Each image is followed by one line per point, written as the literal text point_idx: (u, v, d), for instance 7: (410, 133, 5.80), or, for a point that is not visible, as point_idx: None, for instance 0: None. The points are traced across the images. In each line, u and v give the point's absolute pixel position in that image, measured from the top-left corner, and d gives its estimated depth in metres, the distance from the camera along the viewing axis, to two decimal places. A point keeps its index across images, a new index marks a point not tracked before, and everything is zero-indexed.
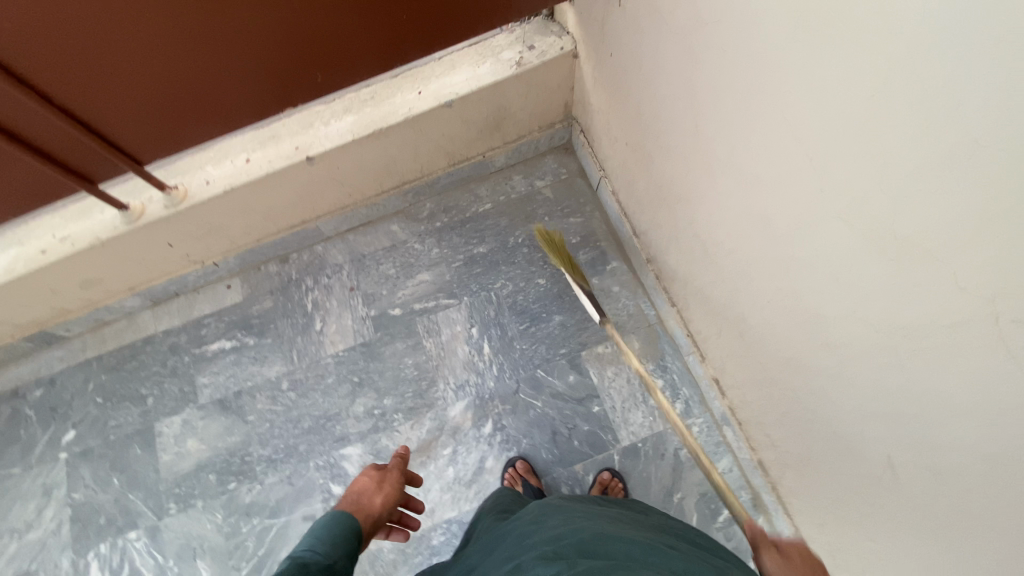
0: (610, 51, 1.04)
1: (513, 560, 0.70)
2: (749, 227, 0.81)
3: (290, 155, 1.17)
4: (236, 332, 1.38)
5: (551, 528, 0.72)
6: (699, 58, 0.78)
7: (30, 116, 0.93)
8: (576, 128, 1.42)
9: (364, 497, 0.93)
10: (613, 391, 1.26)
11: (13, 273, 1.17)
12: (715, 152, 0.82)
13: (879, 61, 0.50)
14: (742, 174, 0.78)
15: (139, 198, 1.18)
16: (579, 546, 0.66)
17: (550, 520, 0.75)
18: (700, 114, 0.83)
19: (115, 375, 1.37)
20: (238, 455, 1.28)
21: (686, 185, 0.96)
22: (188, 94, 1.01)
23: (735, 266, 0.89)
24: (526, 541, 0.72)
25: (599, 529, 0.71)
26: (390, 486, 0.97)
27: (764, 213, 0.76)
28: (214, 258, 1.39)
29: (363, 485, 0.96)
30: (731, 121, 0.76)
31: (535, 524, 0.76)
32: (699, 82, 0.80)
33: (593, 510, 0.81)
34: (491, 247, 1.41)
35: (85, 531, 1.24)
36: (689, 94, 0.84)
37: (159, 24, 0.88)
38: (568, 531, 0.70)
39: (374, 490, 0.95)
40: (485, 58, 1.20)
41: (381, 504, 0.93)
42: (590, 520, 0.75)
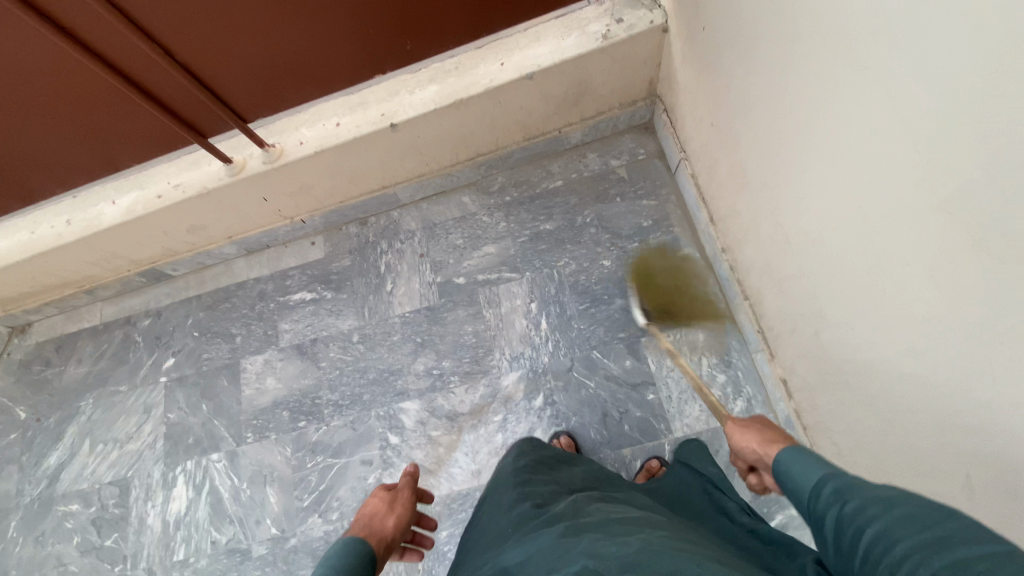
0: (703, 25, 0.99)
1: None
2: (838, 217, 0.76)
3: (375, 121, 1.22)
4: (316, 286, 1.49)
5: (589, 541, 0.59)
6: (798, 34, 0.73)
7: (156, 71, 1.04)
8: (659, 108, 1.37)
9: (376, 519, 0.88)
10: (671, 379, 1.24)
11: (132, 213, 1.31)
12: (807, 135, 0.78)
13: (997, 35, 0.45)
14: (834, 158, 0.73)
15: (241, 154, 1.28)
16: (629, 565, 0.53)
17: (589, 534, 0.61)
18: (795, 95, 0.78)
19: (210, 314, 1.53)
20: (309, 397, 1.39)
21: (772, 171, 0.91)
22: (289, 57, 1.09)
23: (820, 259, 0.84)
24: (569, 556, 0.58)
25: (656, 542, 0.58)
26: (401, 507, 0.92)
27: (856, 203, 0.71)
28: (302, 215, 1.50)
29: (374, 507, 0.91)
30: (828, 102, 0.71)
31: (574, 536, 0.61)
32: (796, 59, 0.75)
33: (636, 516, 0.66)
34: (558, 225, 1.41)
35: (175, 448, 1.41)
36: (784, 73, 0.79)
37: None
38: (613, 544, 0.58)
39: (386, 511, 0.90)
40: (570, 31, 1.19)
41: (393, 527, 0.88)
42: (644, 532, 0.60)
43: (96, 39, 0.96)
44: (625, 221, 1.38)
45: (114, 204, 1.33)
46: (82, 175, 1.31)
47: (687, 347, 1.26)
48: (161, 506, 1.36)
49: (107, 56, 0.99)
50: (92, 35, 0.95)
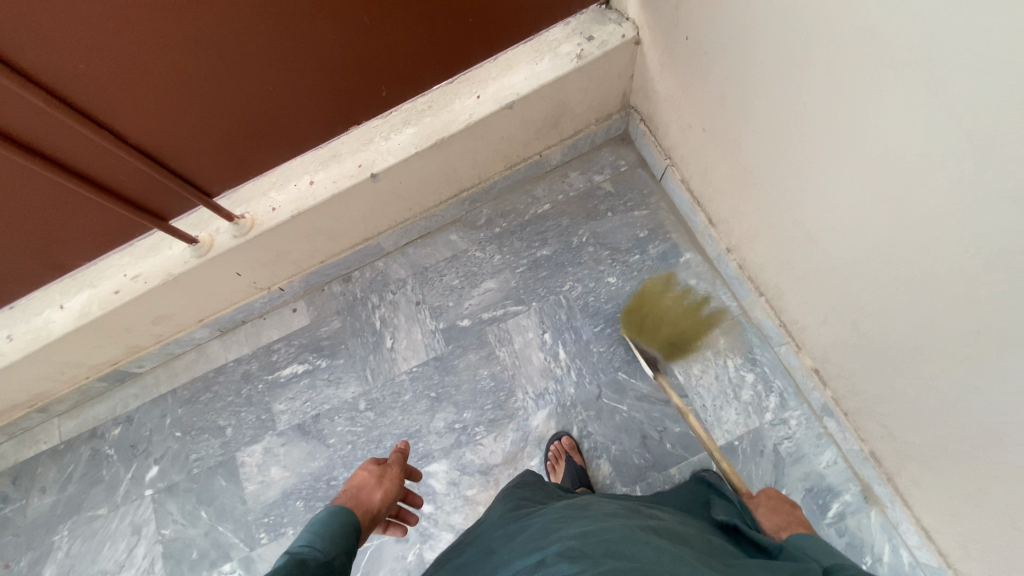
0: (685, 34, 0.99)
1: (538, 550, 0.65)
2: (876, 208, 0.77)
3: (354, 174, 1.14)
4: (307, 356, 1.37)
5: (578, 527, 0.67)
6: (815, 33, 0.73)
7: (101, 156, 0.90)
8: (635, 117, 1.37)
9: (363, 492, 0.87)
10: (702, 390, 1.22)
11: (86, 315, 1.16)
12: (834, 132, 0.77)
13: None
14: (871, 151, 0.73)
15: (207, 231, 1.15)
16: (606, 546, 0.61)
17: (576, 523, 0.69)
18: (812, 95, 0.78)
19: (191, 408, 1.37)
20: (323, 480, 1.27)
21: (786, 170, 0.91)
22: (257, 120, 0.99)
23: (857, 250, 0.84)
24: (553, 535, 0.68)
25: (635, 534, 0.64)
26: (390, 481, 0.91)
27: (897, 195, 0.72)
28: (280, 283, 1.37)
29: (362, 480, 0.90)
30: (856, 99, 0.71)
31: (561, 523, 0.71)
32: (813, 60, 0.75)
33: (624, 511, 0.75)
34: (555, 249, 1.37)
35: (178, 567, 1.24)
36: (796, 74, 0.79)
37: (222, 39, 0.83)
38: (592, 530, 0.66)
39: (373, 485, 0.89)
40: (542, 54, 1.15)
41: (381, 500, 0.87)
42: (627, 525, 0.67)
43: (27, 129, 0.81)
44: (622, 234, 1.36)
45: (63, 308, 1.16)
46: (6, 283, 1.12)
47: (709, 351, 1.24)
48: None
49: (40, 147, 0.84)
50: (21, 125, 0.80)
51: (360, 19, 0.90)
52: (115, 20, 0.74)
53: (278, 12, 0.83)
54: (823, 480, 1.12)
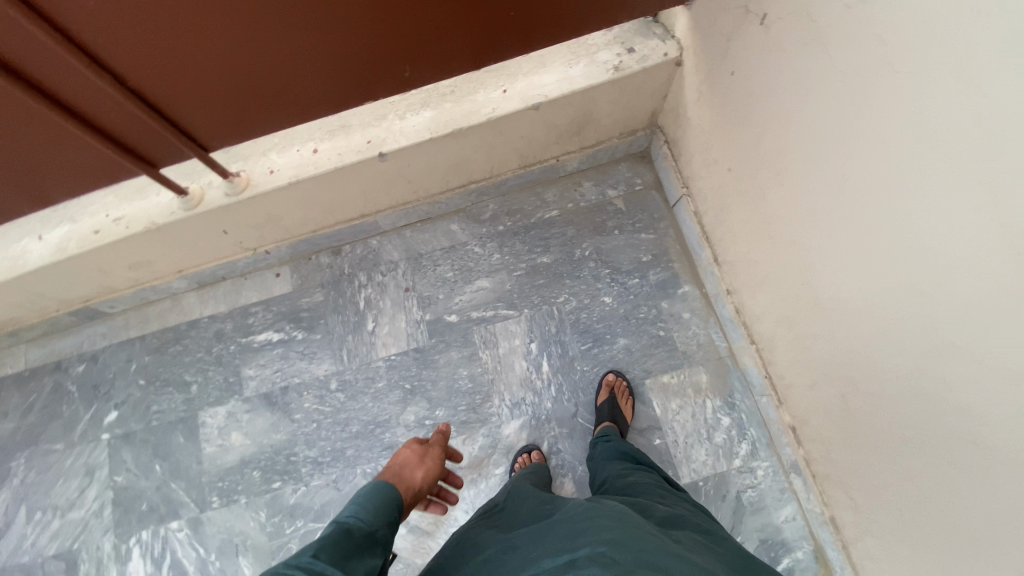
0: (731, 70, 0.94)
1: (568, 551, 0.65)
2: (894, 297, 0.74)
3: (360, 150, 1.09)
4: (286, 325, 1.34)
5: (608, 530, 0.66)
6: (868, 107, 0.68)
7: (94, 91, 0.82)
8: (659, 137, 1.32)
9: (407, 468, 0.79)
10: (676, 425, 1.21)
11: (63, 251, 1.10)
12: (868, 211, 0.74)
13: None
14: (906, 241, 0.69)
15: (198, 183, 1.10)
16: (639, 555, 0.60)
17: (605, 523, 0.69)
18: (852, 165, 0.74)
19: (159, 358, 1.33)
20: (284, 453, 1.24)
21: (808, 231, 0.88)
22: (267, 82, 0.91)
23: (864, 328, 0.81)
24: (581, 538, 0.67)
25: (666, 545, 0.64)
26: (432, 461, 0.83)
27: (920, 287, 0.69)
28: (268, 246, 1.32)
29: (406, 457, 0.82)
30: (900, 182, 0.67)
31: (590, 521, 0.70)
32: (859, 131, 0.71)
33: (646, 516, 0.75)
34: (555, 257, 1.34)
35: (125, 517, 1.21)
36: (839, 140, 0.75)
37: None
38: (621, 533, 0.65)
39: (416, 461, 0.81)
40: (579, 58, 1.11)
41: (423, 478, 0.79)
42: (657, 535, 0.67)
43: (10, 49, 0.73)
44: (625, 255, 1.33)
45: (41, 240, 1.11)
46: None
47: (691, 389, 1.23)
48: None
49: (26, 72, 0.76)
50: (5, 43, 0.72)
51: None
52: None
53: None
54: (779, 533, 1.12)
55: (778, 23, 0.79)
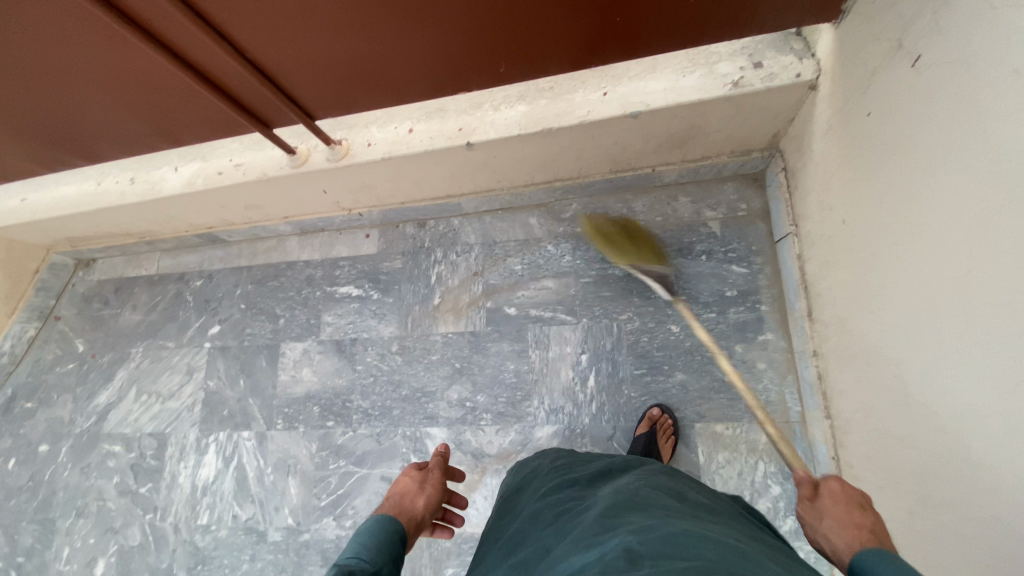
0: (869, 109, 0.79)
1: (596, 545, 0.58)
2: (990, 432, 0.61)
3: (451, 136, 1.10)
4: (364, 283, 1.44)
5: (636, 521, 0.61)
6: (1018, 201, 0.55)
7: (206, 47, 0.89)
8: (777, 162, 1.17)
9: (407, 498, 0.93)
10: (718, 478, 1.13)
11: (192, 185, 1.27)
12: (1000, 322, 0.58)
13: None
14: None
15: (307, 144, 1.20)
16: (669, 544, 0.54)
17: (633, 514, 0.63)
18: (977, 264, 0.61)
19: (259, 289, 1.51)
20: (341, 397, 1.37)
21: (907, 318, 0.75)
22: (368, 66, 0.95)
23: (947, 454, 0.68)
24: (608, 531, 0.61)
25: (692, 527, 0.58)
26: (431, 486, 0.97)
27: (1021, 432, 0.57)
28: (361, 209, 1.42)
29: (406, 485, 0.96)
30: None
31: (619, 513, 0.64)
32: (998, 228, 0.58)
33: (673, 496, 0.69)
34: (629, 272, 1.27)
35: (210, 416, 1.44)
36: (970, 230, 0.62)
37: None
38: (650, 522, 0.60)
39: (416, 491, 0.95)
40: (694, 67, 1.00)
41: (423, 506, 0.92)
42: (686, 519, 0.61)
43: (140, 7, 0.81)
44: (706, 284, 1.22)
45: (177, 171, 1.30)
46: (112, 143, 1.18)
47: (745, 446, 1.13)
48: (191, 469, 1.41)
49: (151, 26, 0.85)
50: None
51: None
52: None
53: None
54: None
55: (932, 70, 0.64)
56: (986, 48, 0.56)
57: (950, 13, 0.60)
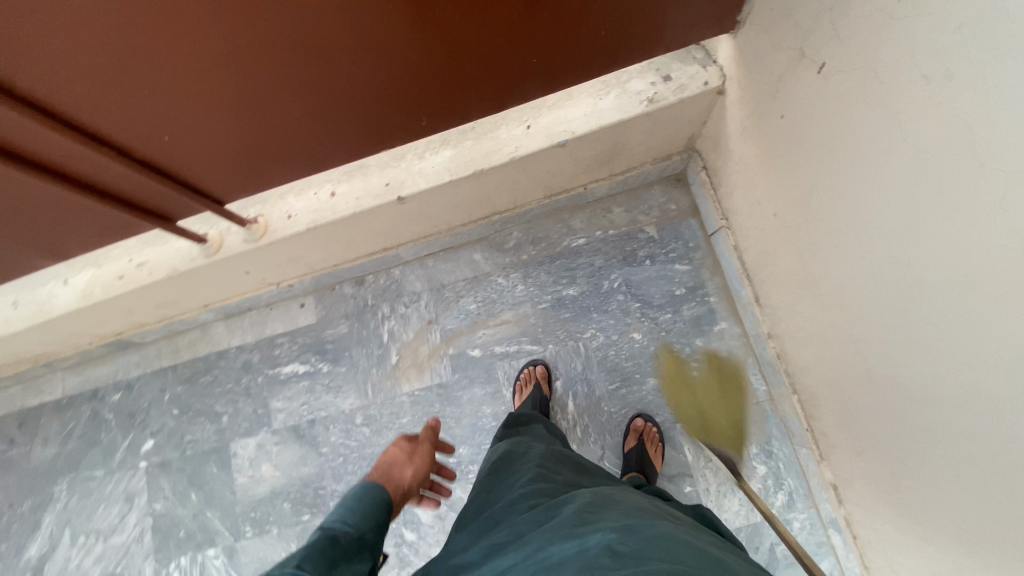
0: (782, 112, 0.83)
1: (577, 537, 0.60)
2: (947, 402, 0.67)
3: (379, 193, 1.05)
4: (310, 357, 1.34)
5: (614, 522, 0.63)
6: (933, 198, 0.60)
7: (76, 155, 0.77)
8: (696, 161, 1.23)
9: (395, 467, 0.95)
10: (708, 472, 1.17)
11: (89, 297, 1.12)
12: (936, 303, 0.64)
13: None
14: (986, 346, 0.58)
15: (217, 229, 1.09)
16: (651, 547, 0.56)
17: (611, 516, 0.65)
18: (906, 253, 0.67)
19: (190, 388, 1.36)
20: (312, 486, 1.26)
21: (854, 300, 0.80)
22: (276, 142, 0.88)
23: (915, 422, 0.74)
24: (589, 525, 0.62)
25: (674, 537, 0.60)
26: (420, 457, 0.99)
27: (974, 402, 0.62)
28: (291, 280, 1.31)
29: (395, 455, 0.98)
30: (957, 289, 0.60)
31: (595, 512, 0.66)
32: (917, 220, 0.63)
33: (650, 508, 0.71)
34: (582, 290, 1.28)
35: (164, 542, 1.27)
36: (894, 221, 0.67)
37: (215, 46, 0.68)
38: (631, 524, 0.61)
39: (404, 462, 0.96)
40: (608, 88, 1.01)
41: (411, 477, 0.94)
42: (663, 526, 0.63)
43: None
44: (657, 287, 1.26)
45: (68, 284, 1.13)
46: None
47: (725, 435, 1.17)
48: None
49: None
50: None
51: (396, 40, 0.74)
52: (112, 44, 0.64)
53: (290, 17, 0.67)
54: None
55: (838, 75, 0.68)
56: (885, 55, 0.60)
57: (845, 23, 0.64)
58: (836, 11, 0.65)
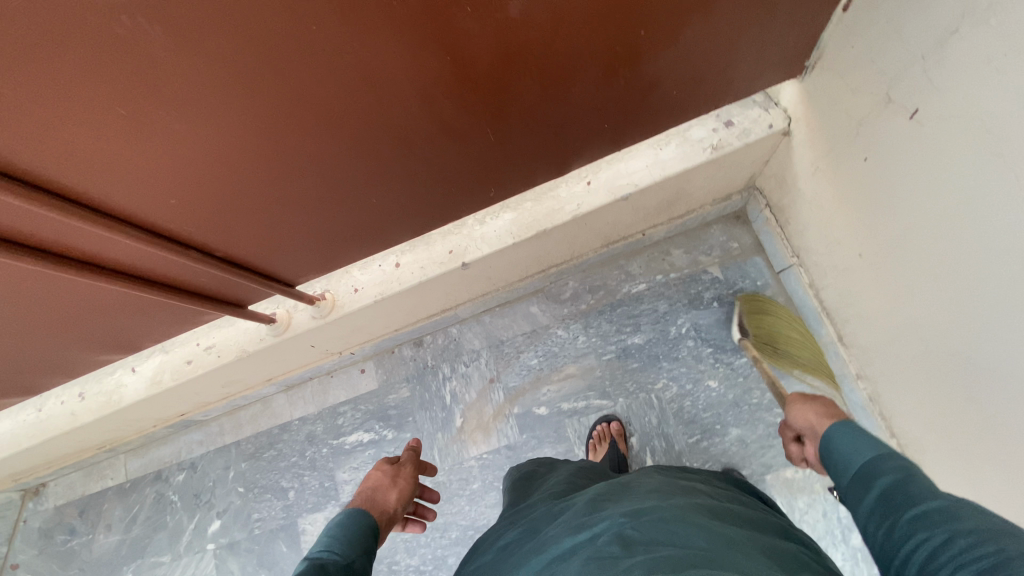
0: (865, 155, 0.80)
1: (585, 528, 0.59)
2: None
3: (444, 261, 1.04)
4: (373, 425, 1.31)
5: (624, 507, 0.61)
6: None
7: (159, 257, 0.80)
8: (757, 199, 1.20)
9: (378, 492, 0.79)
10: (806, 527, 1.08)
11: (159, 384, 1.12)
12: None
13: None
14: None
15: (285, 307, 1.10)
16: (657, 532, 0.54)
17: (621, 502, 0.63)
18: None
19: (254, 464, 1.34)
20: (387, 562, 1.23)
21: (951, 343, 0.74)
22: (350, 227, 0.88)
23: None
24: (599, 512, 0.61)
25: (683, 512, 0.58)
26: (404, 480, 0.83)
27: None
28: (351, 347, 1.31)
29: (376, 479, 0.82)
30: None
31: (605, 502, 0.64)
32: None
33: (667, 486, 0.69)
34: (648, 337, 1.24)
35: None
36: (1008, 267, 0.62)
37: (300, 151, 0.68)
38: (642, 508, 0.59)
39: (388, 486, 0.81)
40: (667, 138, 1.00)
41: (396, 501, 0.79)
42: (675, 504, 0.61)
43: (83, 243, 0.72)
44: (727, 330, 1.21)
45: (135, 372, 1.15)
46: (61, 364, 1.04)
47: (821, 485, 1.09)
48: None
49: (90, 256, 0.75)
50: (64, 239, 0.70)
51: (466, 123, 0.74)
52: (206, 162, 0.65)
53: (364, 117, 0.67)
54: None
55: (934, 122, 0.66)
56: (995, 106, 0.57)
57: (941, 70, 0.62)
58: (930, 59, 0.63)
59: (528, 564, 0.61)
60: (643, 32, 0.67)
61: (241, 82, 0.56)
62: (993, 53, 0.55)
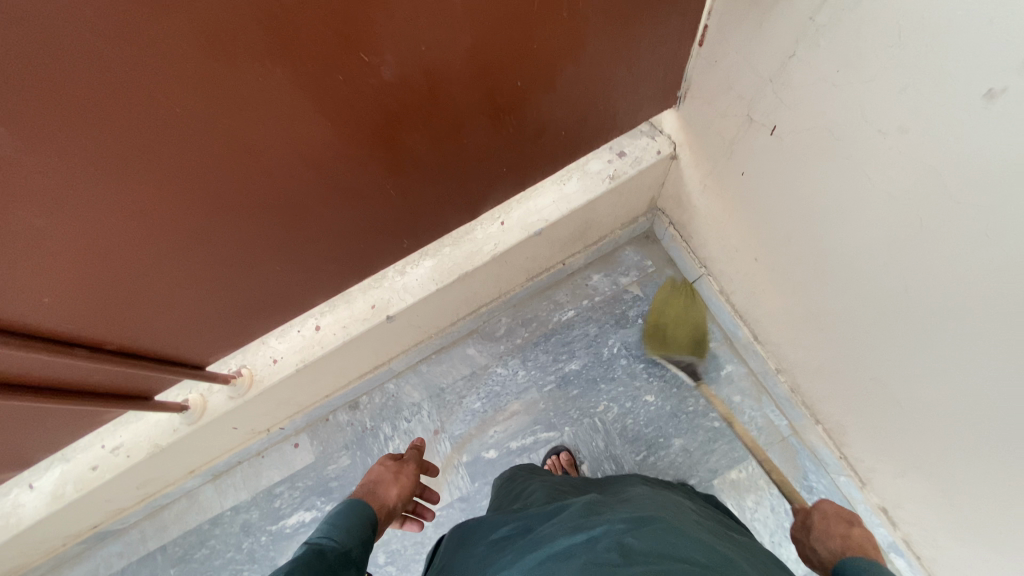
0: (741, 170, 0.88)
1: (582, 530, 0.59)
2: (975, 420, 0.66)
3: (366, 317, 1.01)
4: (315, 501, 1.23)
5: (626, 514, 0.62)
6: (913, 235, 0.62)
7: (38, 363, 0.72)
8: (662, 219, 1.28)
9: (380, 486, 0.83)
10: (758, 524, 1.11)
11: (60, 498, 1.00)
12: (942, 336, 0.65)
13: None
14: (1000, 364, 0.59)
15: (198, 391, 1.02)
16: (661, 544, 0.54)
17: (620, 511, 0.64)
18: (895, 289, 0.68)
19: (184, 569, 1.21)
20: None
21: (849, 329, 0.81)
22: (257, 295, 0.85)
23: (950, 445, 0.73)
24: (598, 517, 0.61)
25: (682, 529, 0.59)
26: (406, 477, 0.88)
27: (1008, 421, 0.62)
28: (281, 421, 1.24)
29: (379, 474, 0.87)
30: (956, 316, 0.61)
31: (604, 510, 0.65)
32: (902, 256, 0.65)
33: (658, 498, 0.71)
34: (584, 362, 1.26)
35: None
36: (874, 256, 0.69)
37: (190, 227, 0.66)
38: (642, 516, 0.60)
39: (390, 480, 0.85)
40: (569, 173, 1.04)
41: (397, 495, 0.83)
42: (673, 518, 0.62)
43: None
44: None
45: (33, 488, 1.01)
46: None
47: (763, 480, 1.13)
48: None
49: None
50: None
51: (365, 181, 0.74)
52: (83, 253, 0.61)
53: (256, 185, 0.65)
54: None
55: (791, 136, 0.73)
56: (837, 116, 0.64)
57: (788, 91, 0.70)
58: (777, 82, 0.71)
59: (519, 559, 0.61)
60: (521, 82, 0.71)
61: (115, 166, 0.54)
62: (828, 72, 0.63)
